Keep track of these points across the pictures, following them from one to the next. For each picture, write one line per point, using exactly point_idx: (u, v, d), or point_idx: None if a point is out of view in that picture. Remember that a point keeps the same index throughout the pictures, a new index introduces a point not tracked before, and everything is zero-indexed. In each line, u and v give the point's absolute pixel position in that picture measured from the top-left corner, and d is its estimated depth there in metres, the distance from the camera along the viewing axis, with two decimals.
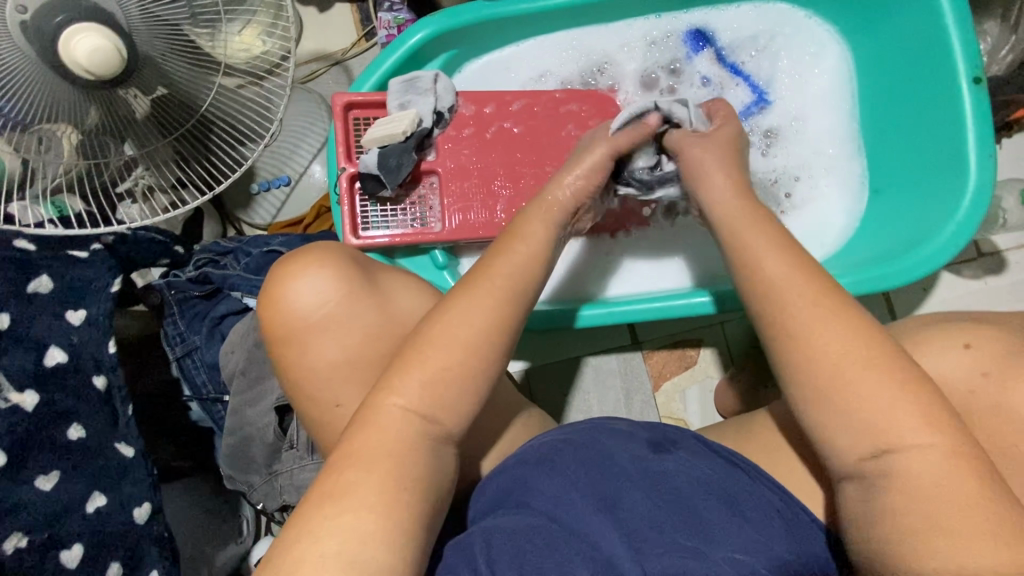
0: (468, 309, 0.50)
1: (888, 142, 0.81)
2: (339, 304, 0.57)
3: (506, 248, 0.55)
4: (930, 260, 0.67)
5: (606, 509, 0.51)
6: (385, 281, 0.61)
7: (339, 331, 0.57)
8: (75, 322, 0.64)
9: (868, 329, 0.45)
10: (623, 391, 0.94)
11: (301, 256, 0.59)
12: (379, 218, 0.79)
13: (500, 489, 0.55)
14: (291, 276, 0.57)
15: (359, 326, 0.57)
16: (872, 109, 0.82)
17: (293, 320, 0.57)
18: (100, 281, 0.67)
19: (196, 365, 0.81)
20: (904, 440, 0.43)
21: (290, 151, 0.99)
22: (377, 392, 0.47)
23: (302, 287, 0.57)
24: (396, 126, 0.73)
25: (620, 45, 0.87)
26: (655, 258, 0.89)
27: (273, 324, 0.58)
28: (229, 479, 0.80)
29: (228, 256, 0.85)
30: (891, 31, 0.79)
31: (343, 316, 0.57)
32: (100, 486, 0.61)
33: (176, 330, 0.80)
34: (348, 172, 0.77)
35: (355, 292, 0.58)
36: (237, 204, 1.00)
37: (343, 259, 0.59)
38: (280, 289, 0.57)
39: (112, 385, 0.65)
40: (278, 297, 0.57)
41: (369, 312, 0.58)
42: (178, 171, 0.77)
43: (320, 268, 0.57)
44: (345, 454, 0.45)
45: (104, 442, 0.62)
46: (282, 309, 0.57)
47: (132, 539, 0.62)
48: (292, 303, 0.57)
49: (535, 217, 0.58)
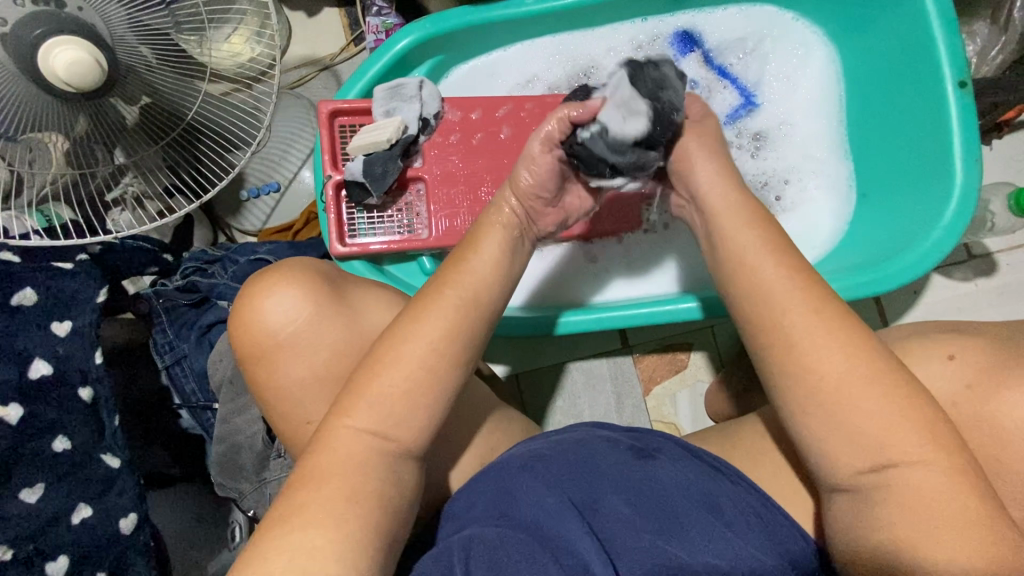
0: (435, 320, 0.50)
1: (876, 145, 0.80)
2: (306, 322, 0.58)
3: (464, 259, 0.54)
4: (916, 266, 0.67)
5: (584, 515, 0.52)
6: (356, 296, 0.61)
7: (310, 347, 0.58)
8: (61, 334, 0.64)
9: (845, 336, 0.45)
10: (613, 395, 0.94)
11: (271, 273, 0.59)
12: (366, 225, 0.79)
13: (482, 494, 0.54)
14: (261, 294, 0.58)
15: (327, 342, 0.58)
16: (860, 112, 0.82)
17: (264, 338, 0.58)
18: (84, 292, 0.67)
19: (185, 372, 0.81)
20: (877, 450, 0.42)
21: (279, 157, 0.98)
22: (333, 415, 0.48)
23: (270, 306, 0.57)
24: (380, 133, 0.72)
25: (607, 49, 0.87)
26: (638, 264, 0.88)
27: (245, 341, 0.58)
28: (219, 486, 0.80)
29: (216, 265, 0.84)
30: (877, 34, 0.78)
31: (310, 334, 0.58)
32: (86, 497, 0.61)
33: (165, 339, 0.81)
34: (334, 180, 0.77)
35: (325, 306, 0.58)
36: (226, 210, 1.00)
37: (312, 277, 0.59)
38: (251, 307, 0.58)
39: (99, 396, 0.65)
40: (247, 317, 0.58)
41: (340, 326, 0.58)
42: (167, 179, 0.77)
43: (288, 286, 0.58)
44: (325, 469, 0.46)
45: (91, 452, 0.63)
46: (252, 328, 0.58)
47: (120, 549, 0.62)
48: (263, 320, 0.57)
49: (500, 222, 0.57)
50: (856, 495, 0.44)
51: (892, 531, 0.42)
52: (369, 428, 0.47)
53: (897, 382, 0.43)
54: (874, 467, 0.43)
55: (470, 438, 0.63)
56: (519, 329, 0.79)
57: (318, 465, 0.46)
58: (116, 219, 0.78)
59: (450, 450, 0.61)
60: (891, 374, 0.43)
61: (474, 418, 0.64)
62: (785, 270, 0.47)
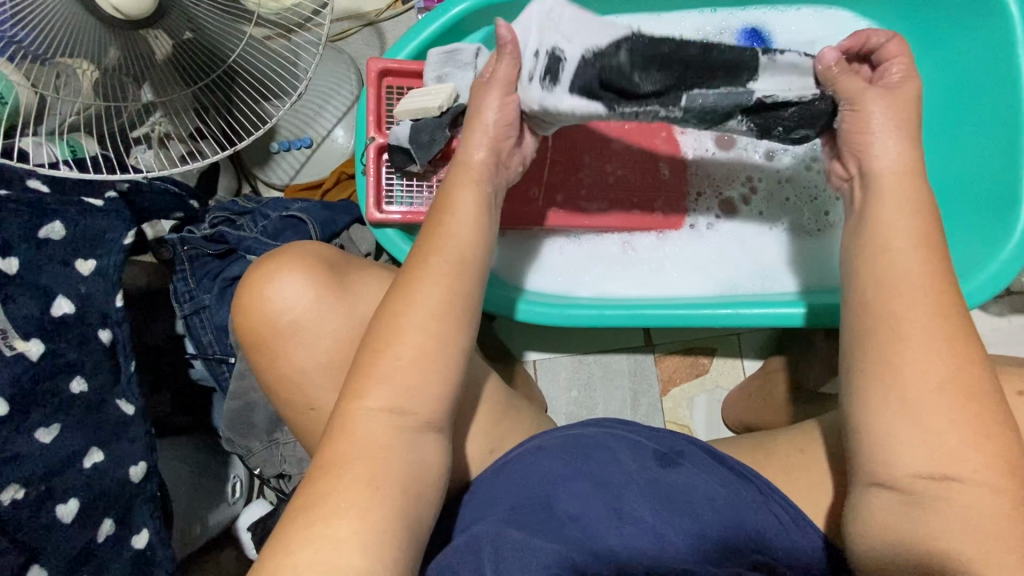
0: (428, 286, 0.48)
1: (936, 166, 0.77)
2: (317, 308, 0.56)
3: (441, 225, 0.52)
4: (974, 293, 0.66)
5: (596, 491, 0.52)
6: (358, 281, 0.59)
7: (319, 331, 0.56)
8: (85, 272, 0.61)
9: (889, 345, 0.44)
10: (629, 392, 0.93)
11: (271, 260, 0.58)
12: (403, 192, 0.77)
13: (511, 493, 0.54)
14: (261, 283, 0.56)
15: (332, 329, 0.56)
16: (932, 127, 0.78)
17: (265, 327, 0.56)
18: (112, 233, 0.64)
19: (203, 323, 0.79)
20: (932, 454, 0.42)
21: (314, 111, 0.95)
22: (366, 388, 0.46)
23: (273, 294, 0.56)
24: (431, 99, 0.69)
25: (671, 35, 0.83)
26: (676, 259, 0.82)
27: (247, 330, 0.57)
28: (226, 441, 0.79)
29: (245, 217, 0.82)
30: (962, 48, 0.75)
31: (316, 322, 0.56)
32: (99, 442, 0.59)
33: (186, 287, 0.78)
34: (377, 143, 0.75)
35: (327, 294, 0.56)
36: (255, 161, 0.97)
37: (318, 263, 0.58)
38: (250, 297, 0.56)
39: (117, 339, 0.63)
40: (250, 303, 0.56)
41: (342, 314, 0.56)
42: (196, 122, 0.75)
43: (289, 272, 0.56)
44: (358, 444, 0.44)
45: (106, 397, 0.61)
46: (254, 315, 0.56)
47: (127, 498, 0.61)
48: (264, 309, 0.56)
49: (476, 185, 0.55)
50: (908, 500, 0.42)
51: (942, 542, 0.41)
52: (399, 402, 0.45)
53: (947, 389, 0.42)
54: (934, 473, 0.42)
55: (494, 427, 0.62)
56: (523, 314, 0.75)
57: (350, 436, 0.45)
58: (140, 159, 0.76)
59: (472, 431, 0.61)
60: (960, 379, 0.42)
61: (499, 407, 0.63)
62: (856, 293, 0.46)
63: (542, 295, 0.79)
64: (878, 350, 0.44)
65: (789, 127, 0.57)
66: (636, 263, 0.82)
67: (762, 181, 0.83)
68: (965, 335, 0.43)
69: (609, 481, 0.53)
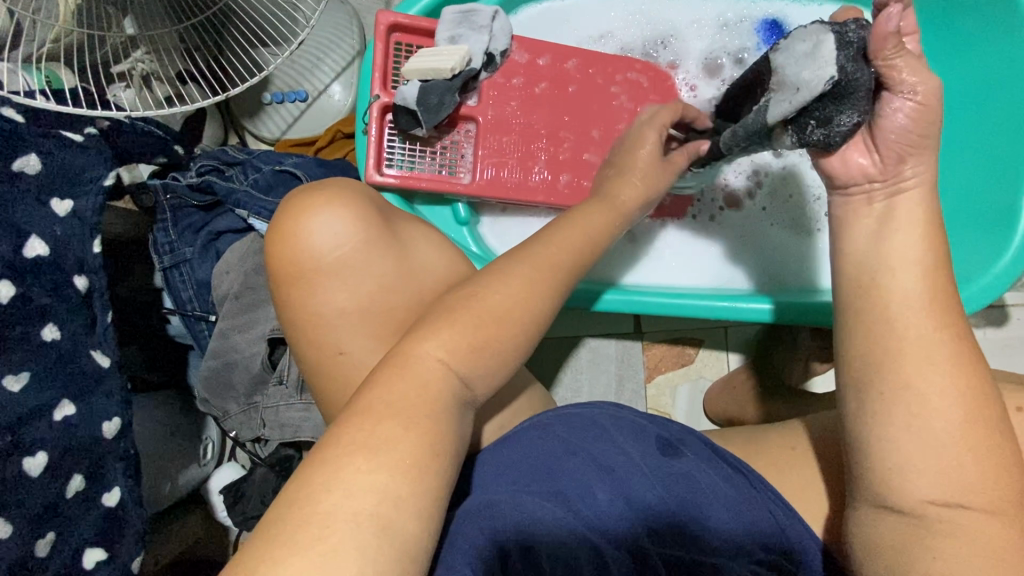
0: (516, 269, 0.51)
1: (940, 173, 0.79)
2: (357, 248, 0.53)
3: (557, 232, 0.56)
4: (981, 293, 0.68)
5: (601, 473, 0.52)
6: (404, 233, 0.57)
7: (361, 272, 0.53)
8: (61, 213, 0.57)
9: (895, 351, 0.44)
10: (615, 376, 0.93)
11: (318, 192, 0.54)
12: (404, 157, 0.74)
13: (509, 471, 0.53)
14: (308, 211, 0.52)
15: (375, 274, 0.53)
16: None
17: (303, 258, 0.52)
18: (93, 171, 0.60)
19: (183, 277, 0.75)
20: (921, 458, 0.43)
21: (312, 64, 0.91)
22: (414, 341, 0.45)
23: (317, 226, 0.52)
24: (443, 61, 0.66)
25: (691, 19, 0.81)
26: (699, 244, 0.82)
27: (282, 259, 0.53)
28: (203, 401, 0.77)
29: (236, 168, 0.76)
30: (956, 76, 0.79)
31: (358, 263, 0.53)
32: (69, 394, 0.56)
33: (167, 239, 0.74)
34: (381, 101, 0.71)
35: (375, 238, 0.54)
36: (244, 111, 0.92)
37: (367, 203, 0.55)
38: (293, 224, 0.52)
39: (94, 288, 0.59)
40: (290, 230, 0.52)
41: (389, 259, 0.54)
42: (181, 62, 0.72)
43: (339, 206, 0.53)
44: None
45: (80, 348, 0.57)
46: (292, 245, 0.52)
47: (98, 454, 0.58)
48: (305, 240, 0.52)
49: (610, 217, 0.60)
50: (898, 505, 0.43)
51: (920, 542, 0.43)
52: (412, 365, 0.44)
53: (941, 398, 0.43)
54: (927, 483, 0.42)
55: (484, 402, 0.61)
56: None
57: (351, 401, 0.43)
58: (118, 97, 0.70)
59: None
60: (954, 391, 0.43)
61: None
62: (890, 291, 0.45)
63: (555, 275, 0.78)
64: (877, 353, 0.45)
65: (823, 119, 0.48)
66: (663, 243, 0.82)
67: (769, 177, 0.82)
68: (965, 345, 0.45)
69: (617, 466, 0.53)
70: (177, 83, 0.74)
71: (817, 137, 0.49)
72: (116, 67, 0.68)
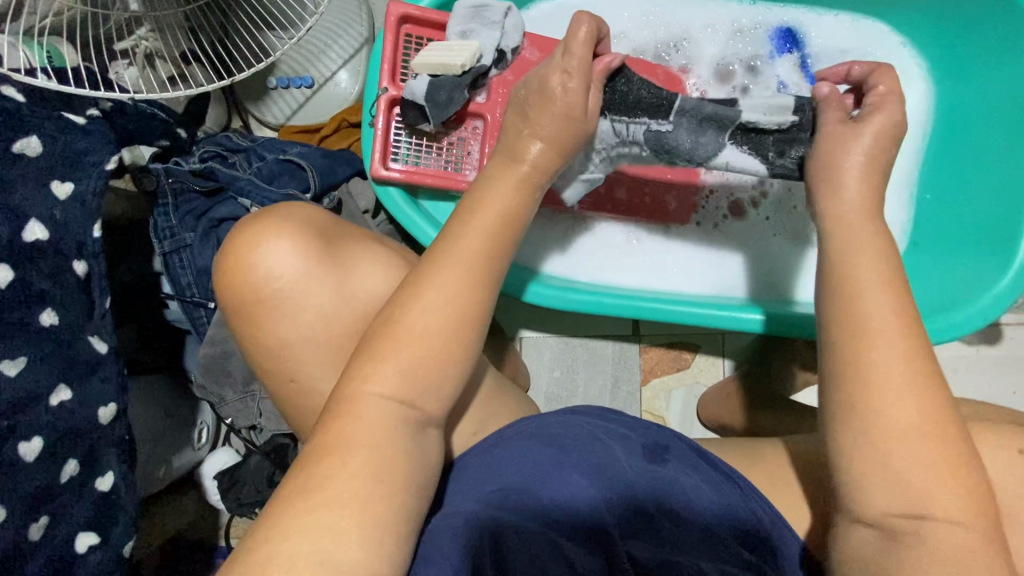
0: (450, 266, 0.49)
1: (944, 190, 0.78)
2: (298, 280, 0.53)
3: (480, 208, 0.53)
4: (975, 318, 0.67)
5: (591, 476, 0.53)
6: (349, 255, 0.56)
7: (302, 304, 0.53)
8: (61, 196, 0.56)
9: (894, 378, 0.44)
10: (611, 378, 0.94)
11: (259, 221, 0.54)
12: (411, 150, 0.73)
13: (499, 472, 0.54)
14: (248, 245, 0.53)
15: (317, 303, 0.53)
16: (931, 171, 0.80)
17: (248, 293, 0.53)
18: (94, 155, 0.59)
19: (183, 264, 0.74)
20: (923, 488, 0.42)
21: (318, 50, 0.90)
22: (349, 379, 0.46)
23: (256, 260, 0.53)
24: (453, 56, 0.65)
25: (705, 22, 0.81)
26: (679, 258, 0.82)
27: (230, 293, 0.54)
28: (200, 387, 0.77)
29: (239, 155, 0.75)
30: (971, 93, 0.77)
31: (300, 295, 0.53)
32: (67, 379, 0.56)
33: (167, 223, 0.73)
34: (389, 95, 0.70)
35: (315, 266, 0.53)
36: (249, 94, 0.91)
37: (302, 228, 0.54)
38: (235, 259, 0.53)
39: (93, 273, 0.59)
40: (232, 266, 0.53)
41: (330, 287, 0.53)
42: (186, 41, 0.72)
43: (277, 236, 0.53)
44: (358, 423, 0.45)
45: (77, 334, 0.57)
46: (236, 280, 0.53)
47: (94, 439, 0.58)
48: (247, 275, 0.53)
49: (521, 182, 0.55)
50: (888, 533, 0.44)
51: (913, 572, 0.42)
52: (393, 391, 0.46)
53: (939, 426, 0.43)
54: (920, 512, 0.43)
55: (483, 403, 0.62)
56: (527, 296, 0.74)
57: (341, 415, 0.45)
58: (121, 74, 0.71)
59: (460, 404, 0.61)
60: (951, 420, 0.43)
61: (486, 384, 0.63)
62: (893, 317, 0.45)
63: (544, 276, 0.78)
64: None
65: (778, 151, 0.59)
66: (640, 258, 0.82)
67: (774, 187, 0.82)
68: None
69: (602, 467, 0.54)
70: (180, 63, 0.74)
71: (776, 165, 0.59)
72: (119, 44, 0.68)
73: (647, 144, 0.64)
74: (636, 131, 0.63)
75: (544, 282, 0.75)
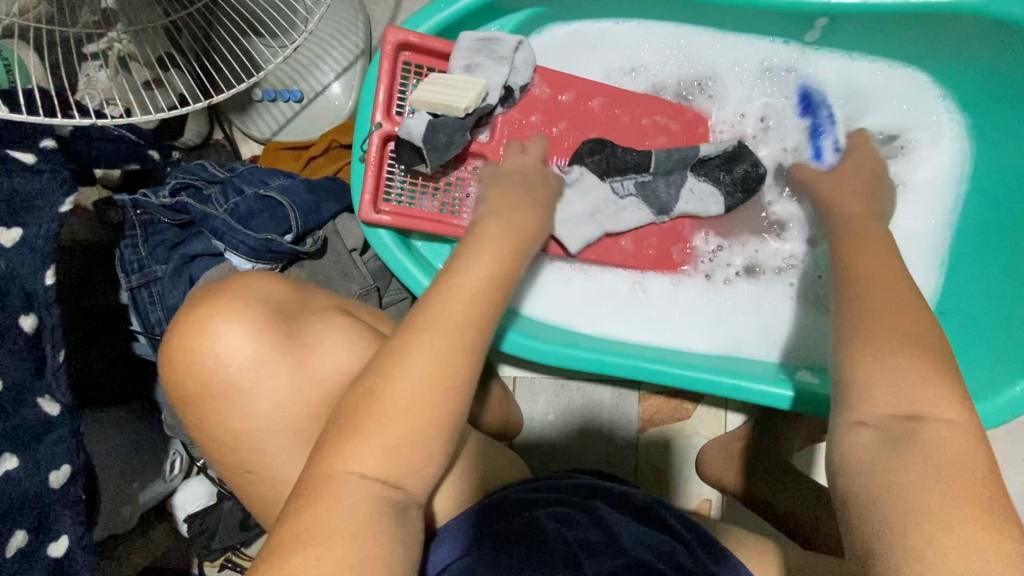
0: (436, 343, 0.44)
1: (983, 266, 0.72)
2: (251, 366, 0.53)
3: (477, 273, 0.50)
4: (996, 413, 0.62)
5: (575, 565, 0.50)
6: (297, 333, 0.56)
7: (254, 391, 0.53)
8: (7, 242, 0.51)
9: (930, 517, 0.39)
10: (607, 424, 0.90)
11: (201, 308, 0.54)
12: (404, 191, 0.68)
13: (478, 553, 0.51)
14: (189, 339, 0.53)
15: (269, 391, 0.54)
16: (971, 238, 0.74)
17: (197, 385, 0.53)
18: (45, 199, 0.53)
19: (152, 300, 0.68)
20: None
21: (311, 61, 0.83)
22: (327, 455, 0.41)
23: (199, 353, 0.53)
24: (457, 96, 0.60)
25: (729, 59, 0.75)
26: (682, 313, 0.77)
27: (181, 386, 0.54)
28: (170, 427, 0.72)
29: (216, 187, 0.69)
30: (1015, 161, 0.71)
31: (250, 383, 0.53)
32: (12, 446, 0.51)
33: (135, 255, 0.68)
34: (383, 130, 0.64)
35: (260, 354, 0.53)
36: (232, 106, 0.83)
37: (243, 313, 0.54)
38: (180, 355, 0.53)
39: (44, 326, 0.53)
40: (178, 360, 0.53)
41: (280, 373, 0.54)
42: (165, 45, 0.66)
43: (217, 326, 0.53)
44: (318, 519, 0.39)
45: (24, 396, 0.51)
46: (185, 374, 0.53)
47: (42, 507, 0.52)
48: (194, 370, 0.53)
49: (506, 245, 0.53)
50: None
51: None
52: (367, 474, 0.41)
53: None
54: None
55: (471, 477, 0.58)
56: (521, 351, 0.68)
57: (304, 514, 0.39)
58: (91, 77, 0.64)
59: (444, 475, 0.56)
60: None
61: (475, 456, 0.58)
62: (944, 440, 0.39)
63: (534, 327, 0.72)
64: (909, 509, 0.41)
65: (724, 171, 0.72)
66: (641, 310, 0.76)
67: (793, 240, 0.77)
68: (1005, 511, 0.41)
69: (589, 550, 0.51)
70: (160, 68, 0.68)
71: (726, 179, 0.72)
72: (89, 48, 0.61)
73: (638, 195, 0.71)
74: (627, 186, 0.71)
75: (534, 334, 0.70)
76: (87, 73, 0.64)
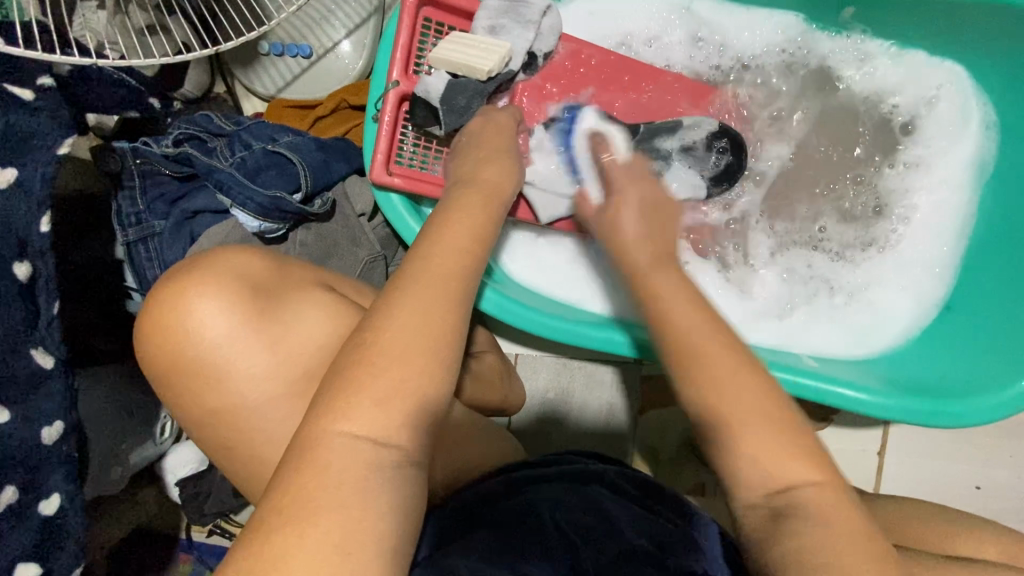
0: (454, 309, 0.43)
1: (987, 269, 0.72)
2: (237, 338, 0.52)
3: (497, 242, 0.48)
4: (991, 411, 0.62)
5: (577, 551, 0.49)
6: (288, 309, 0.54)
7: (239, 362, 0.52)
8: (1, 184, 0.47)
9: None
10: (606, 404, 0.89)
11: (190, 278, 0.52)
12: (416, 154, 0.65)
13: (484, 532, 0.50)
14: (175, 307, 0.51)
15: (255, 365, 0.52)
16: (976, 235, 0.75)
17: (181, 357, 0.51)
18: (43, 138, 0.50)
19: (149, 256, 0.65)
20: None
21: (320, 16, 0.79)
22: (325, 415, 0.39)
23: (185, 323, 0.51)
24: (480, 59, 0.59)
25: (751, 39, 0.78)
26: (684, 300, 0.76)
27: (162, 357, 0.52)
28: None
29: (222, 141, 0.67)
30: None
31: (235, 354, 0.51)
32: (3, 398, 0.48)
33: (133, 208, 0.65)
34: (399, 89, 0.62)
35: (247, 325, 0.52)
36: (236, 59, 0.80)
37: (234, 285, 0.52)
38: (165, 324, 0.51)
39: (39, 275, 0.50)
40: (162, 331, 0.51)
41: (268, 346, 0.52)
42: None
43: (205, 297, 0.51)
44: (327, 481, 0.38)
45: (17, 346, 0.49)
46: (169, 343, 0.51)
47: (33, 463, 0.50)
48: (178, 340, 0.51)
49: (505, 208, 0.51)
50: None
51: None
52: (362, 437, 0.39)
53: None
54: None
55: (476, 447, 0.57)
56: (528, 327, 0.66)
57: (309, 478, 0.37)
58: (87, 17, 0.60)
59: None
60: None
61: None
62: None
63: (537, 301, 0.71)
64: None
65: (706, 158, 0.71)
66: None
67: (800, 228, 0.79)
68: None
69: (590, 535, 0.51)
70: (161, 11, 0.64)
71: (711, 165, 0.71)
72: None
73: None
74: None
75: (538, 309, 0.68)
76: (83, 14, 0.59)
